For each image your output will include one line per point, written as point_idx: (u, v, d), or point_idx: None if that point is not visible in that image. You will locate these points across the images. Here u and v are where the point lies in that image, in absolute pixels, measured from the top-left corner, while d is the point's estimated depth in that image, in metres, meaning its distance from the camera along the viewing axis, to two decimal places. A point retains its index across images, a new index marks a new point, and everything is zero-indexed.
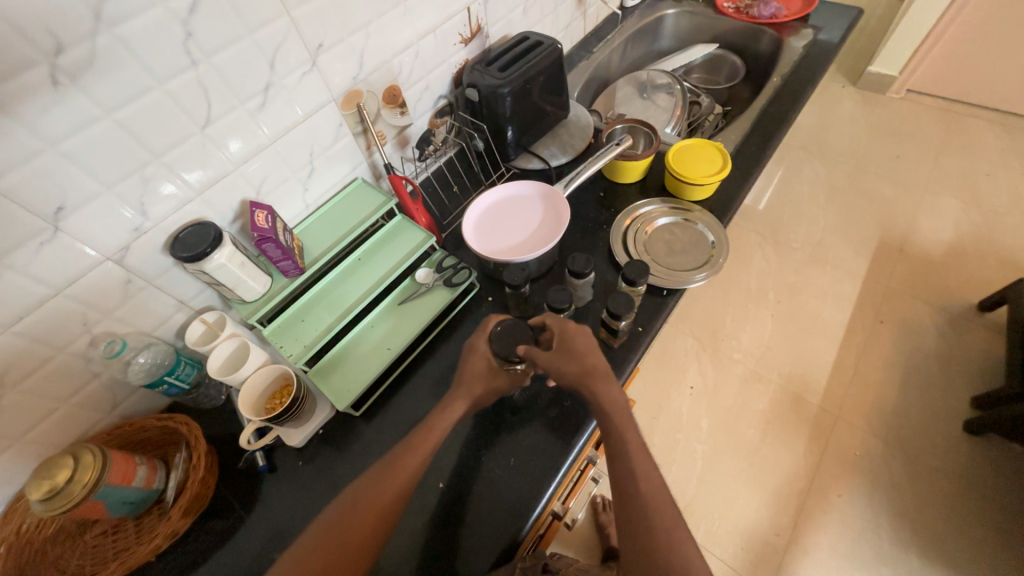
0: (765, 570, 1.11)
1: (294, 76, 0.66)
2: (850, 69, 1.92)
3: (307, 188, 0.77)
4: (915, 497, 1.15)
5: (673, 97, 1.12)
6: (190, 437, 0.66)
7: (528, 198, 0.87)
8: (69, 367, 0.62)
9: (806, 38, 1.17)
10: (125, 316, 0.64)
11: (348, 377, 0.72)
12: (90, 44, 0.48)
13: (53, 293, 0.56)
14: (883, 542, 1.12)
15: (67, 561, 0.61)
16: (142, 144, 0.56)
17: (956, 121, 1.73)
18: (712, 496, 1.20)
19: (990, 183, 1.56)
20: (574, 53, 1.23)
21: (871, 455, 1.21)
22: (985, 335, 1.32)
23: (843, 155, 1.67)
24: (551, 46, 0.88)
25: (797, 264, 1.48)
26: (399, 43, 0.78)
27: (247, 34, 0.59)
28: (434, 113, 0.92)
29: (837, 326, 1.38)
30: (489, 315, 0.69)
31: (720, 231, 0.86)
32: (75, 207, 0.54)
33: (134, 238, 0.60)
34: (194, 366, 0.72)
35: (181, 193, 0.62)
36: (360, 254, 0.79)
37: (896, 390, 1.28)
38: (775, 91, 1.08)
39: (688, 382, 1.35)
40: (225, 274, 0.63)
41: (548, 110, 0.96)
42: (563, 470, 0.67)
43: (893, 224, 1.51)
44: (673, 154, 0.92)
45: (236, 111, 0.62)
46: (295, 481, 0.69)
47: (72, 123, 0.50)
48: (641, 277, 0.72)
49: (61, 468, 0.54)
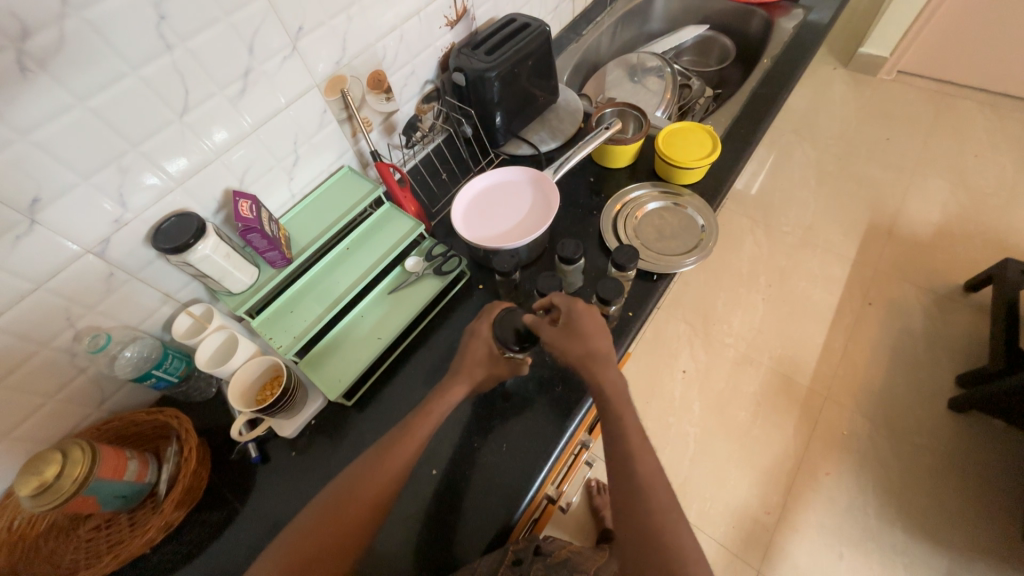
0: (755, 547, 1.14)
1: (274, 61, 0.65)
2: (841, 50, 1.91)
3: (293, 177, 0.76)
4: (901, 474, 1.18)
5: (663, 80, 1.10)
6: (181, 430, 0.66)
7: (516, 184, 0.86)
8: (54, 363, 0.61)
9: (797, 19, 1.16)
10: (109, 310, 0.63)
11: (339, 367, 0.72)
12: (58, 28, 0.46)
13: (33, 287, 0.55)
14: (870, 518, 1.15)
15: (61, 555, 0.61)
16: (118, 132, 0.54)
17: (944, 102, 1.73)
18: (703, 477, 1.22)
19: (978, 163, 1.57)
20: (563, 36, 1.21)
21: (858, 434, 1.23)
22: (970, 315, 1.34)
23: (834, 138, 1.67)
24: (539, 28, 0.86)
25: (788, 248, 1.49)
26: (383, 26, 0.76)
27: (223, 17, 0.57)
28: (421, 99, 0.91)
29: (827, 309, 1.39)
30: (494, 303, 0.70)
31: (710, 215, 0.86)
32: (51, 199, 0.53)
33: (115, 231, 0.59)
34: (182, 359, 0.71)
35: (162, 183, 0.60)
36: (348, 244, 0.78)
37: (883, 371, 1.30)
38: (766, 73, 1.07)
39: (680, 366, 1.36)
40: (210, 266, 0.62)
41: (537, 96, 0.95)
42: (555, 454, 0.67)
43: (882, 207, 1.52)
44: (663, 138, 0.91)
45: (215, 97, 0.61)
46: (289, 471, 0.70)
47: (44, 111, 0.49)
48: (630, 262, 0.71)
49: (49, 463, 0.53)
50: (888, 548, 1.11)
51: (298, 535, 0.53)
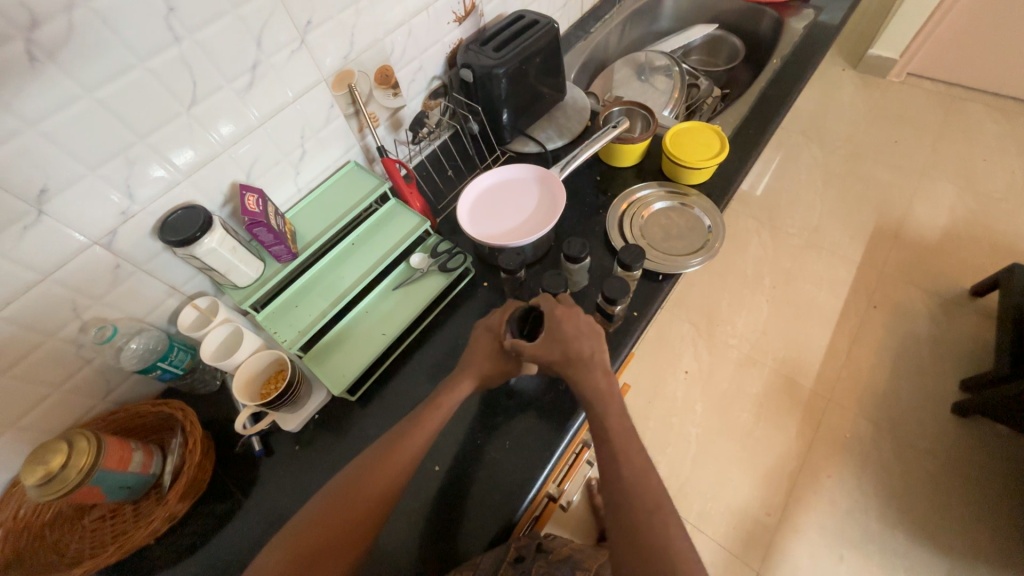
0: (755, 548, 1.14)
1: (282, 54, 0.65)
2: (850, 51, 1.89)
3: (299, 171, 0.76)
4: (903, 478, 1.17)
5: (672, 79, 1.10)
6: (185, 422, 0.66)
7: (523, 181, 0.86)
8: (60, 353, 0.61)
9: (807, 19, 1.15)
10: (115, 301, 0.63)
11: (343, 361, 0.72)
12: (66, 17, 0.46)
13: (40, 277, 0.55)
14: (871, 521, 1.14)
15: (67, 544, 0.62)
16: (125, 124, 0.54)
17: (954, 105, 1.72)
18: (704, 477, 1.22)
19: (987, 167, 1.56)
20: (571, 33, 1.20)
21: (860, 438, 1.23)
22: (977, 320, 1.33)
23: (841, 140, 1.66)
24: (548, 25, 0.86)
25: (794, 250, 1.48)
26: (391, 21, 0.76)
27: (231, 9, 0.57)
28: (428, 95, 0.91)
29: (832, 311, 1.39)
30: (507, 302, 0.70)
31: (716, 216, 0.86)
32: (59, 189, 0.53)
33: (122, 223, 0.59)
34: (187, 351, 0.71)
35: (169, 176, 0.60)
36: (354, 239, 0.78)
37: (887, 375, 1.29)
38: (775, 74, 1.06)
39: (683, 366, 1.36)
40: (217, 259, 0.62)
41: (545, 93, 0.95)
42: (557, 453, 0.67)
43: (890, 210, 1.51)
44: (671, 137, 0.91)
45: (223, 90, 0.61)
46: (293, 465, 0.70)
47: (52, 102, 0.49)
48: (636, 261, 0.71)
49: (55, 454, 0.53)
50: (889, 552, 1.11)
51: (302, 528, 0.53)
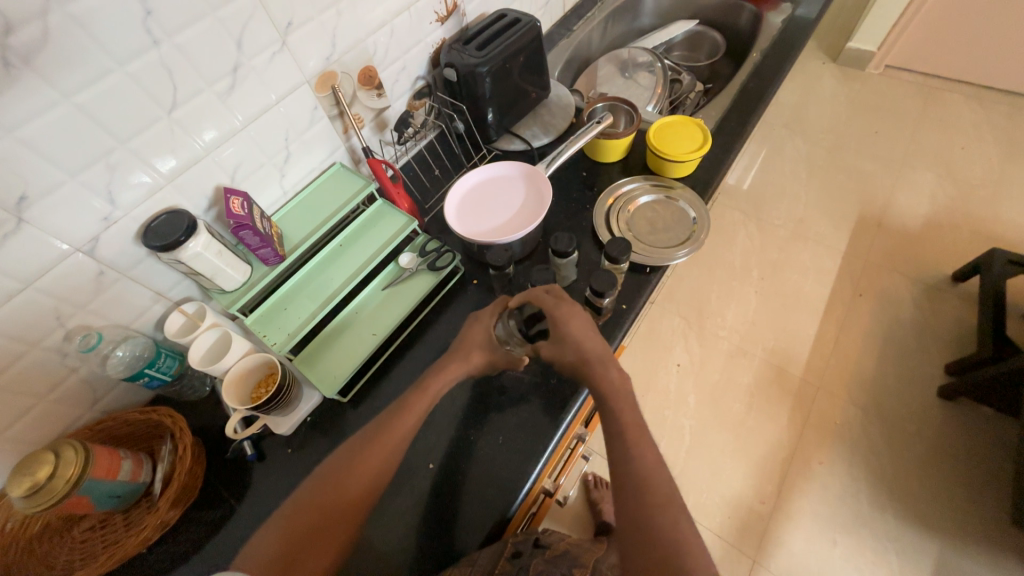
0: (749, 536, 1.16)
1: (263, 56, 0.64)
2: (830, 45, 1.92)
3: (284, 174, 0.76)
4: (894, 462, 1.19)
5: (654, 75, 1.11)
6: (175, 429, 0.66)
7: (509, 178, 0.86)
8: (44, 363, 0.60)
9: (784, 14, 1.16)
10: (100, 309, 0.62)
11: (335, 362, 0.72)
12: (41, 23, 0.46)
13: (22, 286, 0.55)
14: (862, 504, 1.16)
15: (56, 556, 0.61)
16: (105, 129, 0.54)
17: (931, 94, 1.75)
18: (699, 468, 1.23)
19: (965, 155, 1.59)
20: (554, 31, 1.20)
21: (850, 424, 1.25)
22: (959, 304, 1.35)
23: (824, 132, 1.69)
24: (530, 23, 0.86)
25: (780, 241, 1.50)
26: (372, 22, 0.76)
27: (210, 12, 0.57)
28: (413, 95, 0.91)
29: (818, 301, 1.40)
30: (498, 299, 0.70)
31: (701, 208, 0.87)
32: (39, 196, 0.52)
33: (105, 229, 0.58)
34: (175, 358, 0.71)
35: (152, 181, 0.60)
36: (342, 240, 0.77)
37: (875, 362, 1.31)
38: (755, 67, 1.07)
39: (675, 360, 1.37)
40: (202, 263, 0.62)
41: (529, 91, 0.95)
42: (551, 446, 0.67)
43: (872, 199, 1.53)
44: (655, 132, 0.92)
45: (204, 94, 0.60)
46: (285, 468, 0.69)
47: (31, 109, 0.48)
48: (623, 254, 0.72)
49: (41, 464, 0.53)
50: (881, 536, 1.13)
51: (296, 515, 0.54)
